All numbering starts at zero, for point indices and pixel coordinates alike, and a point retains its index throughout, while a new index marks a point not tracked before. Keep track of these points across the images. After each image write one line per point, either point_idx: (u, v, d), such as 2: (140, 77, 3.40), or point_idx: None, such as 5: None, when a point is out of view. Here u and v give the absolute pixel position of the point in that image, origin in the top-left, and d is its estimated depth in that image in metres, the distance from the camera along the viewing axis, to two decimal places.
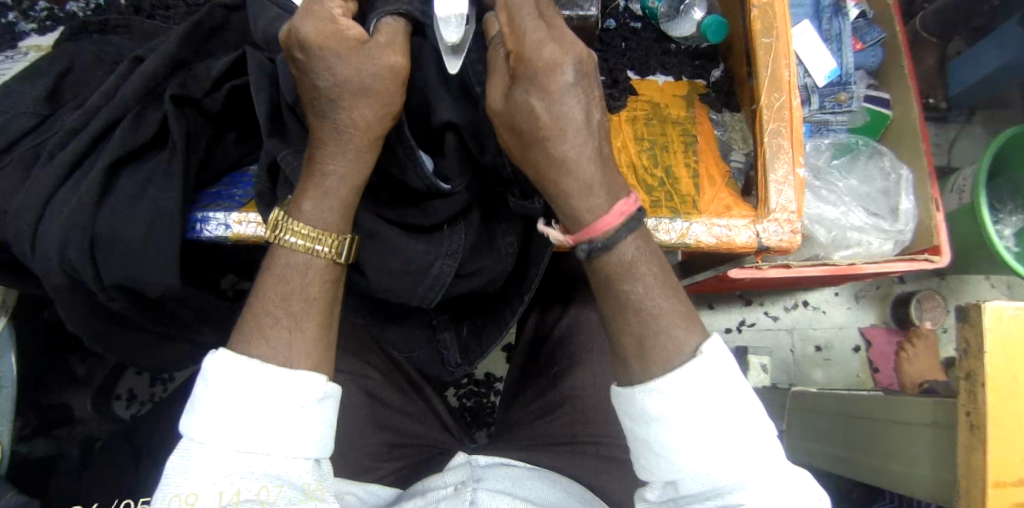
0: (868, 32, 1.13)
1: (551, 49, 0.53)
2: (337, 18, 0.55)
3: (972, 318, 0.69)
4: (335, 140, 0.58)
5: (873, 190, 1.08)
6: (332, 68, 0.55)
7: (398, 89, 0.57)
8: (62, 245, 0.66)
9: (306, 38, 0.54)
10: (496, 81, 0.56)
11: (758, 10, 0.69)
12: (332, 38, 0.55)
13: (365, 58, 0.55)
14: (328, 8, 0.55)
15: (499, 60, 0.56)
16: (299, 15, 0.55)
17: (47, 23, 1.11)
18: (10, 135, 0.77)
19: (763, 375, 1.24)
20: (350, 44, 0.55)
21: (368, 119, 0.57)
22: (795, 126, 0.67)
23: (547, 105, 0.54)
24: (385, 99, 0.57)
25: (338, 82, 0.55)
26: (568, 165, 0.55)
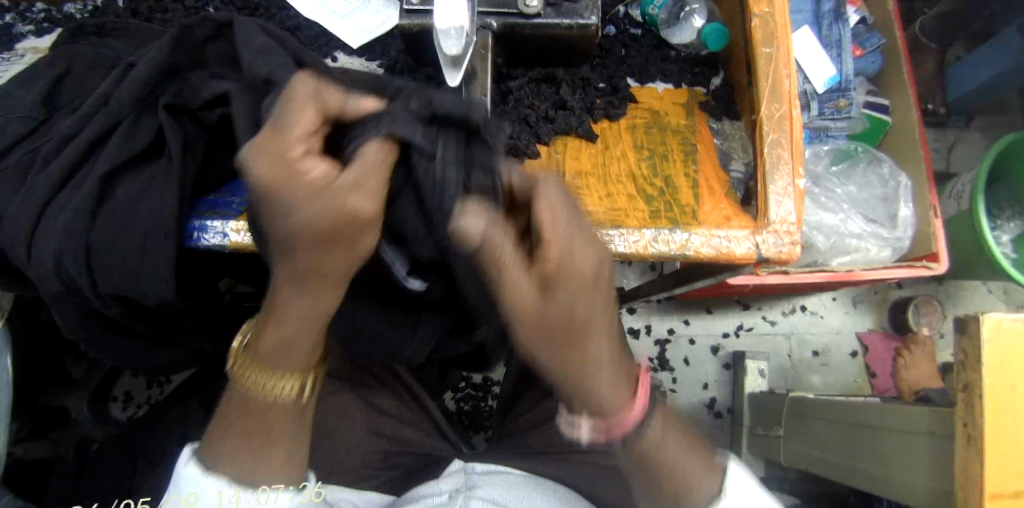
0: (868, 38, 1.13)
1: (594, 255, 0.52)
2: (297, 158, 0.52)
3: (971, 330, 0.69)
4: (291, 284, 0.57)
5: (872, 196, 1.08)
6: (289, 215, 0.53)
7: (366, 231, 0.54)
8: (56, 254, 0.66)
9: (263, 178, 0.52)
10: (515, 283, 0.52)
11: (759, 19, 0.69)
12: (287, 179, 0.51)
13: (325, 206, 0.52)
14: (289, 146, 0.51)
15: (510, 262, 0.52)
16: (257, 151, 0.52)
17: (45, 24, 1.11)
18: (5, 140, 0.76)
19: (760, 381, 1.25)
20: (308, 192, 0.52)
21: (329, 264, 0.55)
22: (795, 136, 0.67)
23: (574, 309, 0.52)
24: (347, 247, 0.55)
25: (295, 230, 0.53)
26: (598, 368, 0.56)
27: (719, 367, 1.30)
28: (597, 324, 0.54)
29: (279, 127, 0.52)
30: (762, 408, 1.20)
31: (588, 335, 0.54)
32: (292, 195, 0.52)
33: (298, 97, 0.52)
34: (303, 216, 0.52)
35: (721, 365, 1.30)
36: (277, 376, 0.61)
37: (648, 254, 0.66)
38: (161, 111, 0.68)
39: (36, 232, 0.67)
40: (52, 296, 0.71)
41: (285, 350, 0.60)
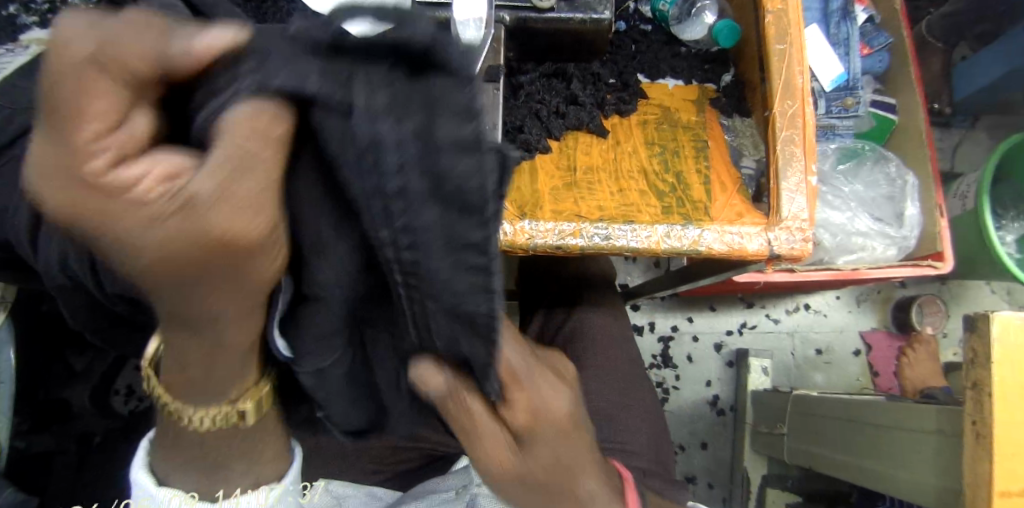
0: (875, 37, 1.13)
1: (566, 398, 0.51)
2: (98, 169, 0.28)
3: (980, 329, 0.69)
4: (185, 340, 0.39)
5: (878, 195, 1.08)
6: (129, 257, 0.31)
7: (263, 257, 0.33)
8: (64, 248, 0.65)
9: (58, 208, 0.29)
10: (489, 441, 0.48)
11: (772, 16, 0.69)
12: (102, 170, 0.28)
13: (181, 241, 0.30)
14: (81, 149, 0.28)
15: (476, 412, 0.47)
16: (35, 161, 0.29)
17: (49, 16, 1.10)
18: (10, 132, 0.75)
19: (763, 379, 1.25)
20: (143, 194, 0.29)
21: (222, 306, 0.36)
22: (808, 134, 0.67)
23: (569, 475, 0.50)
24: (246, 282, 0.34)
25: (148, 276, 0.32)
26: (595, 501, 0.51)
27: (722, 365, 1.31)
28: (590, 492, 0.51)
29: (56, 114, 0.28)
30: (766, 405, 1.20)
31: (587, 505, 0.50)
32: (101, 227, 0.29)
33: (71, 44, 0.26)
34: (142, 254, 0.31)
35: (724, 362, 1.31)
36: (198, 409, 0.46)
37: (660, 250, 0.66)
38: None
39: (43, 226, 0.66)
40: (58, 288, 0.71)
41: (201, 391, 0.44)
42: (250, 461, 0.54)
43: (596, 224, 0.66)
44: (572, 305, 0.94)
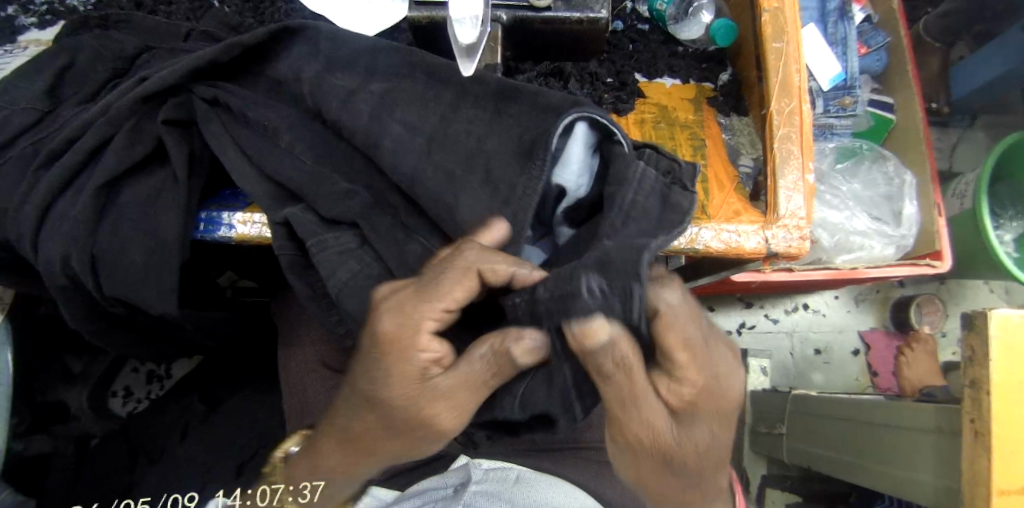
0: (873, 36, 1.13)
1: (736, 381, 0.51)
2: (422, 336, 0.52)
3: (978, 325, 0.69)
4: (342, 443, 0.59)
5: (876, 194, 1.08)
6: (378, 384, 0.53)
7: (436, 435, 0.54)
8: (64, 254, 0.65)
9: (381, 333, 0.52)
10: (648, 412, 0.49)
11: (769, 14, 0.69)
12: (405, 360, 0.52)
13: (420, 399, 0.52)
14: (424, 316, 0.51)
15: (641, 387, 0.48)
16: (389, 306, 0.53)
17: (48, 16, 1.10)
18: (10, 132, 0.76)
19: (762, 379, 1.26)
20: (412, 370, 0.52)
21: (417, 430, 0.54)
22: (805, 131, 0.67)
23: (709, 437, 0.51)
24: (417, 433, 0.54)
25: (382, 396, 0.53)
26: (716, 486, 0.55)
27: None
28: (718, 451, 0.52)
29: (423, 291, 0.52)
30: (763, 405, 1.22)
31: (709, 463, 0.53)
32: (388, 363, 0.52)
33: (466, 264, 0.52)
34: (386, 392, 0.53)
35: None
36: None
37: None
38: (160, 126, 0.67)
39: (41, 229, 0.67)
40: (59, 291, 0.71)
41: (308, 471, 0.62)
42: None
43: None
44: None
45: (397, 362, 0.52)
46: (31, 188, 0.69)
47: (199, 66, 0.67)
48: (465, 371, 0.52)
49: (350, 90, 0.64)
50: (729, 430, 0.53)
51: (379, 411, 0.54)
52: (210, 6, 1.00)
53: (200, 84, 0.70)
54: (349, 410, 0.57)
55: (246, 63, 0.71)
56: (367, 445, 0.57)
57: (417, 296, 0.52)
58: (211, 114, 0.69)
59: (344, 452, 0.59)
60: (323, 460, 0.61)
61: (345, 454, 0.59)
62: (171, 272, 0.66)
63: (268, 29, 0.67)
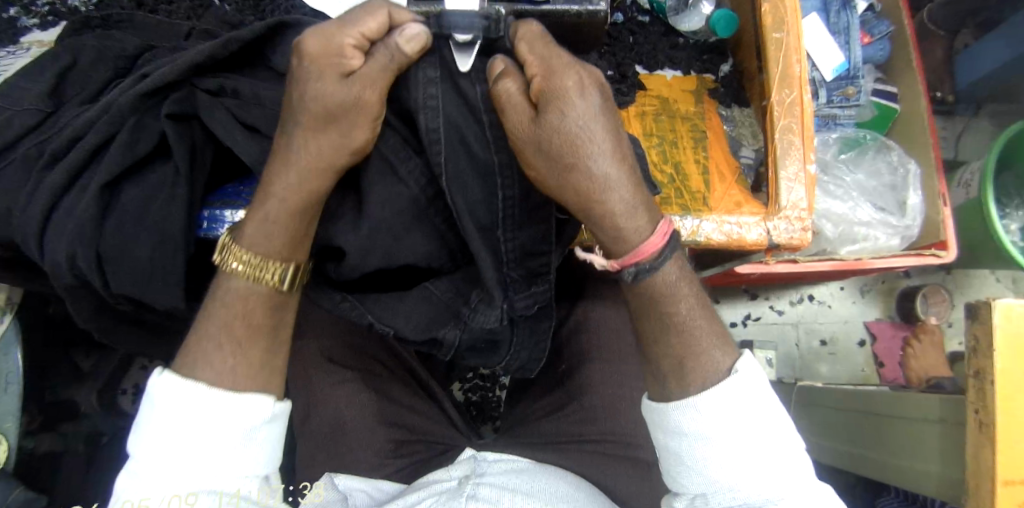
0: (875, 25, 1.12)
1: (574, 73, 0.57)
2: (344, 46, 0.56)
3: (982, 316, 0.69)
4: (284, 163, 0.61)
5: (881, 185, 1.08)
6: (309, 88, 0.58)
7: (361, 124, 0.59)
8: (70, 253, 0.66)
9: (307, 51, 0.57)
10: (516, 117, 0.57)
11: (769, 4, 0.69)
12: (329, 62, 0.57)
13: (344, 94, 0.57)
14: (342, 35, 0.56)
15: (513, 93, 0.57)
16: (312, 31, 0.57)
17: (49, 18, 1.12)
18: (13, 133, 0.77)
19: (769, 370, 1.24)
20: (336, 71, 0.57)
21: (351, 137, 0.59)
22: (806, 122, 0.67)
23: (570, 121, 0.56)
24: (343, 134, 0.59)
25: (310, 103, 0.58)
26: (610, 182, 0.59)
27: None
28: (598, 143, 0.58)
29: (345, 21, 0.57)
30: None
31: (582, 148, 0.57)
32: (313, 66, 0.57)
33: (374, 4, 0.57)
34: (315, 91, 0.57)
35: None
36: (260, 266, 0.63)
37: None
38: (164, 120, 0.67)
39: (47, 230, 0.68)
40: (66, 289, 0.72)
41: (268, 228, 0.62)
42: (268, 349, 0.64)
43: None
44: (572, 300, 0.93)
45: (323, 64, 0.57)
46: (36, 188, 0.70)
47: (201, 61, 0.67)
48: (379, 62, 0.57)
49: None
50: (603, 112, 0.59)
51: (312, 110, 0.58)
52: (211, 4, 1.01)
53: (202, 77, 0.70)
54: (288, 134, 0.60)
55: (248, 55, 0.72)
56: (314, 171, 0.61)
57: (337, 23, 0.57)
58: (215, 102, 0.68)
59: (288, 195, 0.61)
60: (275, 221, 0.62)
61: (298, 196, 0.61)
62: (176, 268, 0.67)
63: (266, 22, 0.68)
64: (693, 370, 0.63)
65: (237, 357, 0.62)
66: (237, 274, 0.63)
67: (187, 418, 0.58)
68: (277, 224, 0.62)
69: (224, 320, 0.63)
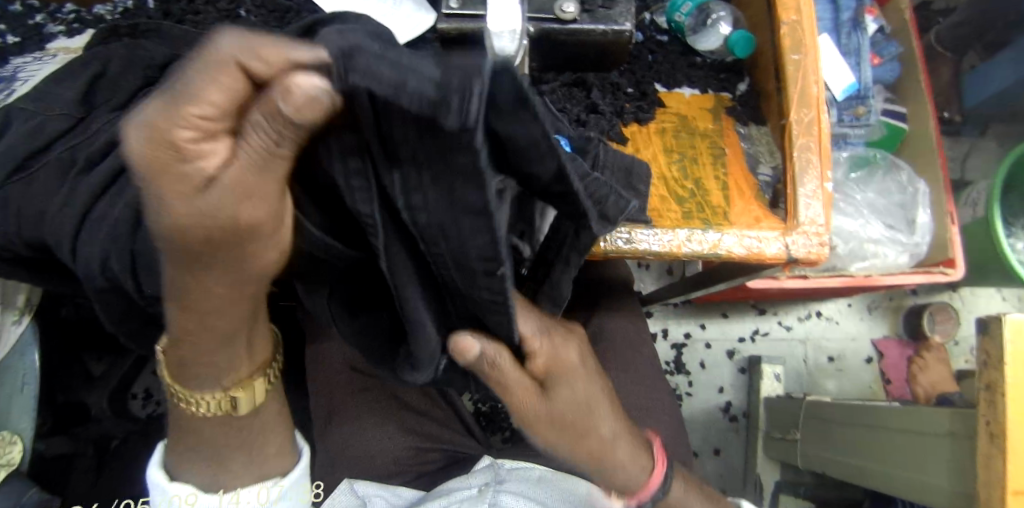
0: (885, 47, 1.15)
1: (573, 347, 0.60)
2: (183, 142, 0.30)
3: (992, 330, 0.71)
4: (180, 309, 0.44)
5: (890, 202, 1.09)
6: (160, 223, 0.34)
7: (261, 247, 0.38)
8: (103, 257, 0.68)
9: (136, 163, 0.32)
10: (521, 391, 0.55)
11: (788, 27, 0.71)
12: (169, 178, 0.32)
13: (212, 226, 0.34)
14: (176, 125, 0.30)
15: (509, 370, 0.54)
16: (131, 117, 0.31)
17: (75, 25, 1.14)
18: (43, 138, 0.78)
19: (775, 385, 1.26)
20: (184, 188, 0.32)
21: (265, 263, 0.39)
22: (823, 141, 0.69)
23: (576, 394, 0.58)
24: (237, 273, 0.39)
25: (169, 240, 0.35)
26: (614, 441, 0.60)
27: (735, 371, 1.31)
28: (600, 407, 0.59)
29: (173, 88, 0.29)
30: (778, 412, 1.21)
31: (588, 421, 0.58)
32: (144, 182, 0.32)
33: (218, 52, 0.29)
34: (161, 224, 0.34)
35: (736, 369, 1.31)
36: (202, 399, 0.54)
37: (681, 254, 0.67)
38: None
39: (81, 235, 0.69)
40: (95, 292, 0.74)
41: (198, 372, 0.51)
42: (252, 453, 0.63)
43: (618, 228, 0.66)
44: (588, 311, 0.94)
45: (163, 180, 0.32)
46: (70, 194, 0.71)
47: None
48: (255, 161, 0.32)
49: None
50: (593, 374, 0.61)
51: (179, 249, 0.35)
52: (237, 14, 1.03)
53: None
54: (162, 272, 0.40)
55: None
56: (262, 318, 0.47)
57: (162, 97, 0.30)
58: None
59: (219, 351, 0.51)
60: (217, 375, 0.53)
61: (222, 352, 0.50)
62: None
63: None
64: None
65: (234, 469, 0.63)
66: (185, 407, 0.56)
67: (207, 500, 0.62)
68: (199, 369, 0.51)
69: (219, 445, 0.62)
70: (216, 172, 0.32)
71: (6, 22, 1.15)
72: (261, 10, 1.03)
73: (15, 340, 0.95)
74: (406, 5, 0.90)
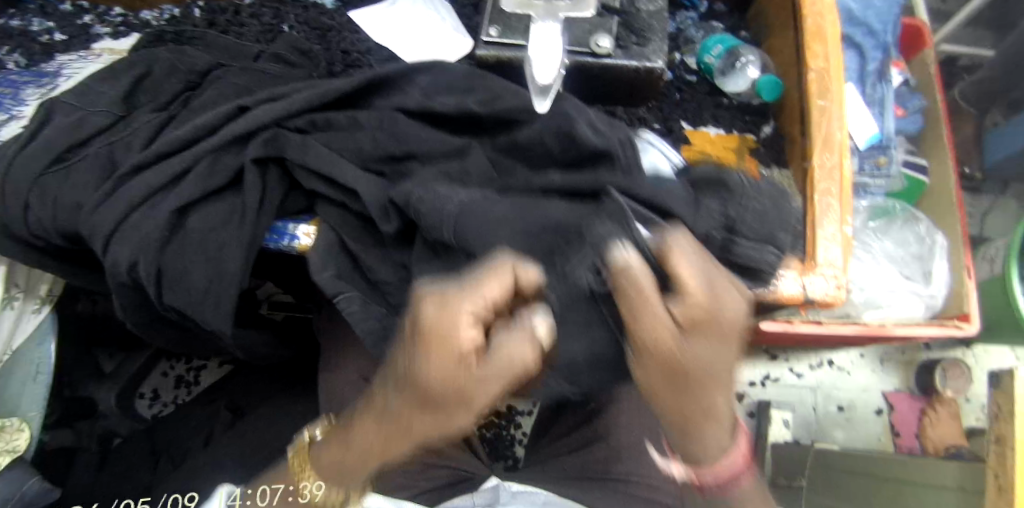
0: (908, 99, 1.18)
1: (739, 304, 0.54)
2: (463, 329, 0.51)
3: (1005, 384, 0.71)
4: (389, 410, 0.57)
5: (907, 253, 1.09)
6: (424, 368, 0.51)
7: (503, 347, 0.53)
8: (134, 257, 0.70)
9: (424, 328, 0.51)
10: (652, 325, 0.53)
11: (815, 74, 0.73)
12: (440, 344, 0.51)
13: (467, 348, 0.51)
14: (456, 313, 0.51)
15: (647, 294, 0.52)
16: (422, 299, 0.53)
17: (121, 28, 1.18)
18: (86, 132, 0.80)
19: (785, 431, 1.25)
20: (444, 355, 0.51)
21: (506, 357, 0.52)
22: (845, 187, 0.70)
23: (710, 358, 0.54)
24: (472, 376, 0.52)
25: (429, 383, 0.52)
26: (715, 414, 0.59)
27: (744, 415, 1.30)
28: (719, 382, 0.56)
29: (459, 291, 0.52)
30: (786, 459, 1.19)
31: (705, 384, 0.56)
32: (428, 337, 0.51)
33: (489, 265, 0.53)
34: (424, 369, 0.51)
35: (745, 413, 1.30)
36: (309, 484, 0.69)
37: None
38: (248, 162, 0.70)
39: (115, 234, 0.71)
40: (121, 288, 0.75)
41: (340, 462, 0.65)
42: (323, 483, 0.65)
43: None
44: None
45: (435, 346, 0.51)
46: (110, 190, 0.73)
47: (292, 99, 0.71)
48: (494, 292, 0.52)
49: (428, 136, 0.69)
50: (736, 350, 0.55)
51: (420, 393, 0.53)
52: (280, 29, 1.07)
53: (291, 118, 0.72)
54: (410, 375, 0.53)
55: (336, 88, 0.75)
56: (501, 374, 0.52)
57: (455, 287, 0.52)
58: (307, 140, 0.70)
59: (387, 430, 0.58)
60: (371, 437, 0.60)
61: (420, 406, 0.54)
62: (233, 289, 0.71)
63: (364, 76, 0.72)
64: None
65: None
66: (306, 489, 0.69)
67: None
68: (350, 456, 0.63)
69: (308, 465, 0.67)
70: (465, 338, 0.51)
71: (56, 21, 1.19)
72: (304, 27, 1.06)
73: (32, 329, 0.96)
74: (450, 22, 1.01)
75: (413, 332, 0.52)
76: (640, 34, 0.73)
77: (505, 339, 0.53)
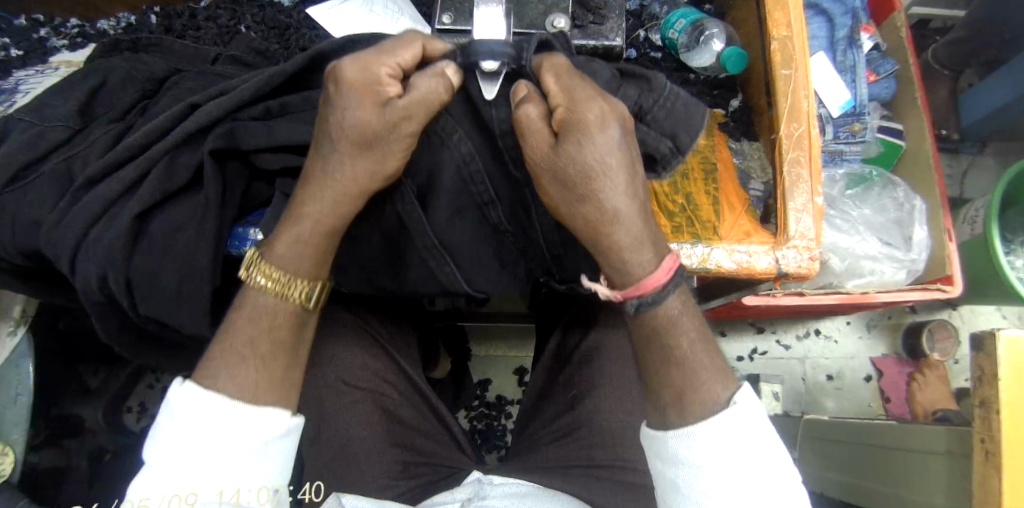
0: (881, 64, 1.16)
1: (596, 106, 0.57)
2: (382, 76, 0.58)
3: (986, 347, 0.71)
4: (319, 184, 0.62)
5: (887, 219, 1.08)
6: (346, 112, 0.58)
7: (414, 97, 0.57)
8: (101, 271, 0.68)
9: (343, 79, 0.58)
10: (535, 141, 0.58)
11: (778, 43, 0.72)
12: (362, 91, 0.57)
13: (386, 93, 0.57)
14: (376, 68, 0.57)
15: (533, 118, 0.57)
16: (347, 60, 0.58)
17: (78, 39, 1.16)
18: (43, 147, 0.78)
19: (775, 404, 1.24)
20: (368, 98, 0.57)
21: (419, 103, 0.58)
22: (814, 156, 0.69)
23: (587, 154, 0.57)
24: (389, 123, 0.58)
25: (349, 128, 0.58)
26: (618, 217, 0.59)
27: None
28: (612, 178, 0.58)
29: (380, 53, 0.58)
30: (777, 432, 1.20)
31: (589, 181, 0.58)
32: (346, 87, 0.57)
33: (405, 38, 0.59)
34: (349, 116, 0.58)
35: None
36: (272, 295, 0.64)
37: None
38: (207, 156, 0.68)
39: (80, 250, 0.69)
40: (92, 304, 0.74)
41: (296, 259, 0.64)
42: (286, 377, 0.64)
43: (696, 243, 0.68)
44: (587, 324, 0.90)
45: (359, 87, 0.57)
46: (68, 206, 0.71)
47: (243, 99, 0.69)
48: (408, 55, 0.58)
49: None
50: (628, 147, 0.59)
51: (349, 140, 0.59)
52: (237, 31, 1.05)
53: (242, 112, 0.70)
54: (323, 160, 0.61)
55: (290, 84, 0.73)
56: (413, 117, 0.58)
57: (374, 52, 0.58)
58: (269, 125, 0.70)
59: (328, 191, 0.62)
60: (320, 216, 0.63)
61: (335, 168, 0.61)
62: (203, 297, 0.70)
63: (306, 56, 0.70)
64: (692, 404, 0.63)
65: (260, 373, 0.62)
66: (266, 291, 0.64)
67: (208, 428, 0.59)
68: (300, 246, 0.63)
69: (242, 370, 0.63)
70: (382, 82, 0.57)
71: (11, 37, 1.16)
72: (261, 27, 1.04)
73: (9, 349, 0.93)
74: (405, 20, 0.94)
75: (332, 84, 0.58)
76: (597, 13, 0.73)
77: (422, 87, 0.58)
